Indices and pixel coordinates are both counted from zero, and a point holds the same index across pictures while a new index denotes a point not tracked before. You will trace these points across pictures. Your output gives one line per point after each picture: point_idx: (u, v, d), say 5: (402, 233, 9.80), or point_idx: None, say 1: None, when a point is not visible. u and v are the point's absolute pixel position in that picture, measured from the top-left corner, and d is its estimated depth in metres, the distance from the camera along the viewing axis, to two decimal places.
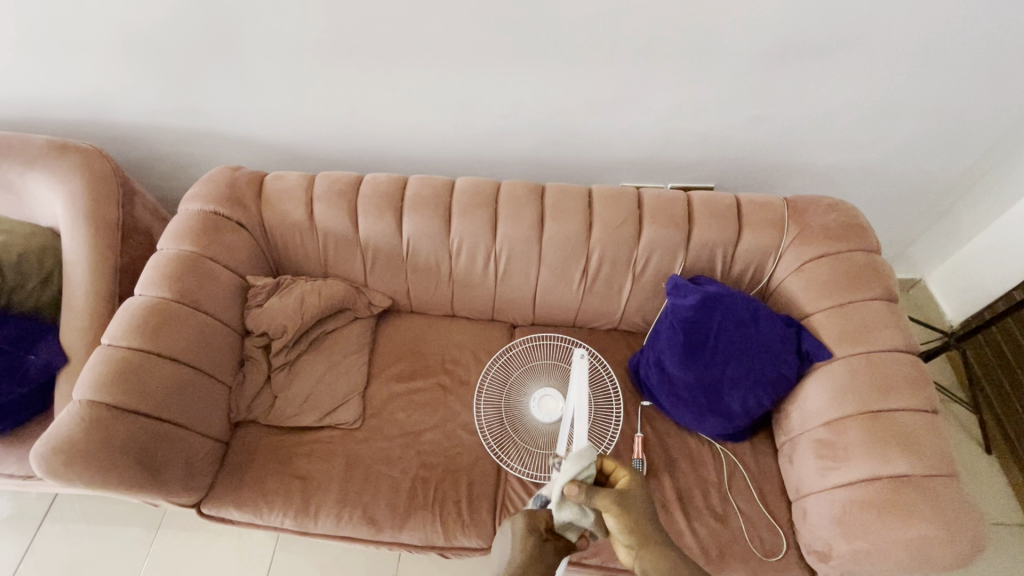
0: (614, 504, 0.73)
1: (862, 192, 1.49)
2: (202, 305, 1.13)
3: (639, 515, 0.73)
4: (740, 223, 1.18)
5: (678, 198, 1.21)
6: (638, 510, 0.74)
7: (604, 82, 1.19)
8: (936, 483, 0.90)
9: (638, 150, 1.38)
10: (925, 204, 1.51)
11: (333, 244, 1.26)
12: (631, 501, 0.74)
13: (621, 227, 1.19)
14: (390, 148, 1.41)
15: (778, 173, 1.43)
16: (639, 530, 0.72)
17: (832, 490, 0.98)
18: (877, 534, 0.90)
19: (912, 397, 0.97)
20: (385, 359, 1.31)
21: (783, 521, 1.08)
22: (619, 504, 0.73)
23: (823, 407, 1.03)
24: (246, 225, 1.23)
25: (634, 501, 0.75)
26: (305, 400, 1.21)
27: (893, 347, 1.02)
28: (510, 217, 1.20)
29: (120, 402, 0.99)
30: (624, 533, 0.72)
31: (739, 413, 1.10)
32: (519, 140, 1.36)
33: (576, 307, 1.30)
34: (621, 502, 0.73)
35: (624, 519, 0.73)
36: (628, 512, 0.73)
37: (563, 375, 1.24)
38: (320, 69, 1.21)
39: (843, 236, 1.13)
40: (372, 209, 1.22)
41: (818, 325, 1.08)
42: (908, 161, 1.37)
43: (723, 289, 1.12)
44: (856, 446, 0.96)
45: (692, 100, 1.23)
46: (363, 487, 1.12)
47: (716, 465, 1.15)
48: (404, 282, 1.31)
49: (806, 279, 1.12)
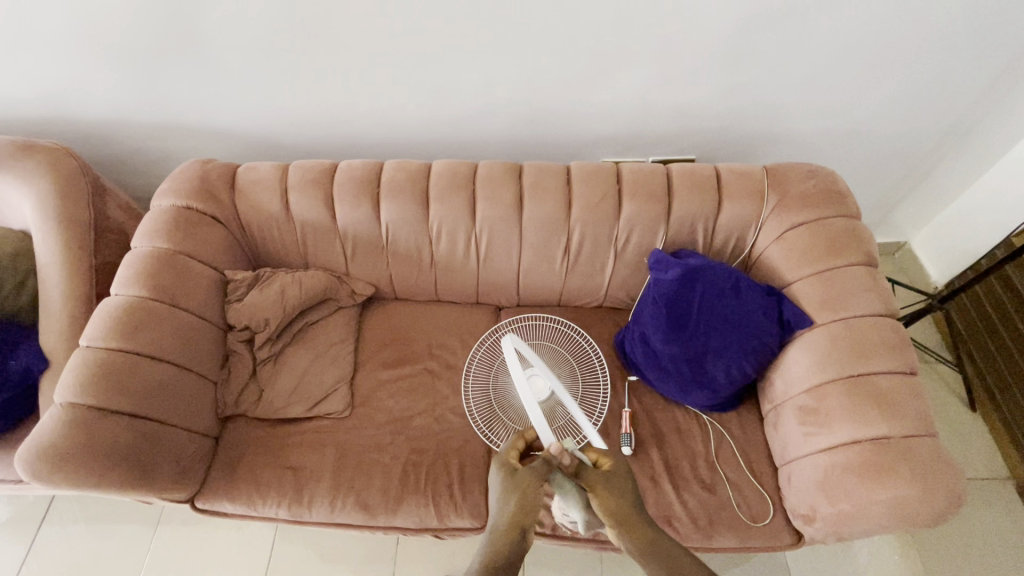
0: (599, 485, 0.78)
1: (845, 156, 1.48)
2: (180, 301, 1.12)
3: (625, 492, 0.78)
4: (719, 195, 1.17)
5: (658, 172, 1.20)
6: (622, 494, 0.77)
7: (578, 56, 1.17)
8: (915, 443, 0.91)
9: (616, 125, 1.36)
10: (908, 166, 1.51)
11: (311, 234, 1.25)
12: (617, 482, 0.79)
13: (600, 204, 1.18)
14: (366, 133, 1.39)
15: (759, 142, 1.42)
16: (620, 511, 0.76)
17: (815, 454, 0.99)
18: (859, 495, 0.91)
19: (891, 360, 0.98)
20: (372, 347, 1.31)
21: (770, 487, 1.10)
22: (603, 485, 0.78)
23: (805, 373, 1.04)
24: (220, 218, 1.22)
25: (620, 484, 0.79)
26: (292, 391, 1.21)
27: (873, 312, 1.02)
28: (488, 199, 1.19)
29: (103, 404, 0.98)
30: (608, 509, 0.76)
31: (723, 383, 1.11)
32: (496, 120, 1.34)
33: (561, 286, 1.30)
34: (605, 483, 0.78)
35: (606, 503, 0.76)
36: (612, 497, 0.77)
37: (550, 355, 1.24)
38: (288, 54, 1.17)
39: (822, 202, 1.12)
40: (349, 196, 1.20)
41: (799, 293, 1.09)
42: (889, 123, 1.36)
43: (703, 262, 1.12)
44: (837, 410, 0.97)
45: (669, 71, 1.21)
46: (355, 473, 1.13)
47: (704, 436, 1.16)
48: (386, 270, 1.30)
49: (787, 248, 1.12)
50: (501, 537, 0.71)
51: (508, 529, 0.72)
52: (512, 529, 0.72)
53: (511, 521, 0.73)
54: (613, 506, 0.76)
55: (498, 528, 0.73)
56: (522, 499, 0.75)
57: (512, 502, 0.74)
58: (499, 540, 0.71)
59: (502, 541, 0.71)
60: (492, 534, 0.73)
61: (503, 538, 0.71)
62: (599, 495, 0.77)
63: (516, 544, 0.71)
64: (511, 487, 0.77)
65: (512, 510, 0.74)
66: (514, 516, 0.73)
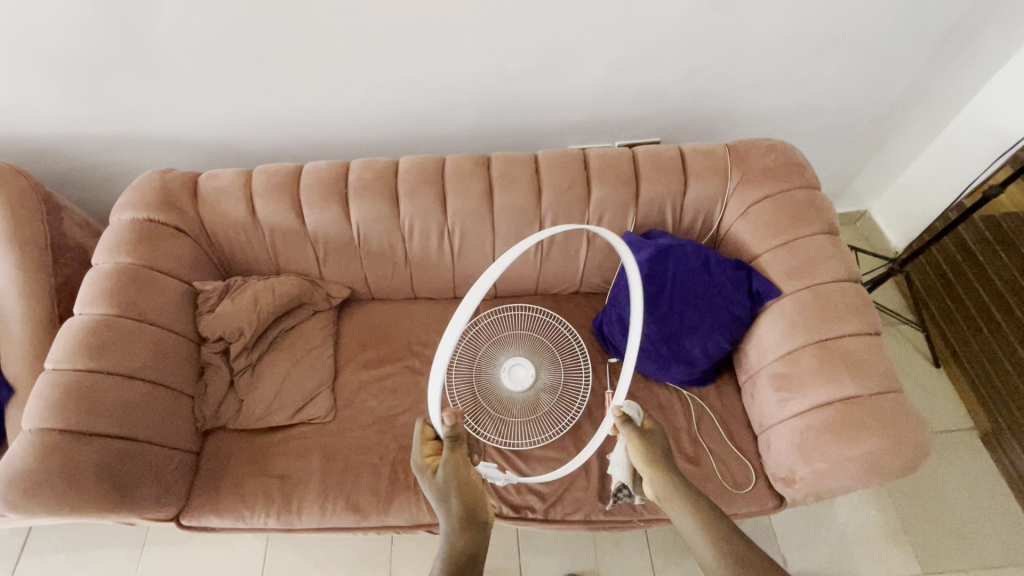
0: (637, 433, 0.87)
1: (803, 131, 1.52)
2: (149, 316, 1.09)
3: (659, 445, 0.86)
4: (684, 175, 1.19)
5: (623, 155, 1.22)
6: (657, 444, 0.86)
7: (537, 45, 1.18)
8: (882, 399, 0.95)
9: (581, 112, 1.37)
10: (862, 137, 1.56)
11: (280, 239, 1.23)
12: (653, 434, 0.88)
13: (570, 190, 1.19)
14: (330, 133, 1.37)
15: (720, 121, 1.45)
16: (653, 457, 0.84)
17: (791, 419, 1.03)
18: (833, 453, 0.95)
19: (857, 322, 1.02)
20: (352, 349, 1.30)
21: (751, 455, 1.13)
22: (642, 434, 0.87)
23: (777, 341, 1.07)
24: (184, 229, 1.19)
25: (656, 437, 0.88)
26: (273, 399, 1.19)
27: (837, 278, 1.06)
28: (458, 192, 1.19)
29: (76, 426, 0.95)
30: (643, 460, 0.85)
31: (701, 358, 1.14)
32: (460, 114, 1.34)
33: (537, 275, 1.31)
34: (643, 433, 0.87)
35: (641, 448, 0.86)
36: (647, 444, 0.86)
37: (532, 343, 1.25)
38: (242, 55, 1.15)
39: (782, 175, 1.16)
40: (317, 198, 1.19)
41: (766, 265, 1.12)
42: (842, 95, 1.40)
43: (673, 240, 1.15)
44: (809, 374, 1.01)
45: (627, 55, 1.22)
46: (344, 476, 1.13)
47: (685, 411, 1.19)
48: (361, 270, 1.29)
49: (752, 222, 1.15)
50: (458, 533, 0.73)
51: (460, 528, 0.74)
52: (468, 522, 0.75)
53: (461, 514, 0.75)
54: (647, 452, 0.85)
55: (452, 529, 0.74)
56: (457, 485, 0.77)
57: (454, 495, 0.76)
58: (458, 535, 0.73)
59: (464, 539, 0.72)
60: (451, 532, 0.74)
61: (463, 534, 0.73)
62: (636, 441, 0.86)
63: (474, 531, 0.74)
64: (440, 490, 0.78)
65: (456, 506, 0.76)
66: (463, 508, 0.75)
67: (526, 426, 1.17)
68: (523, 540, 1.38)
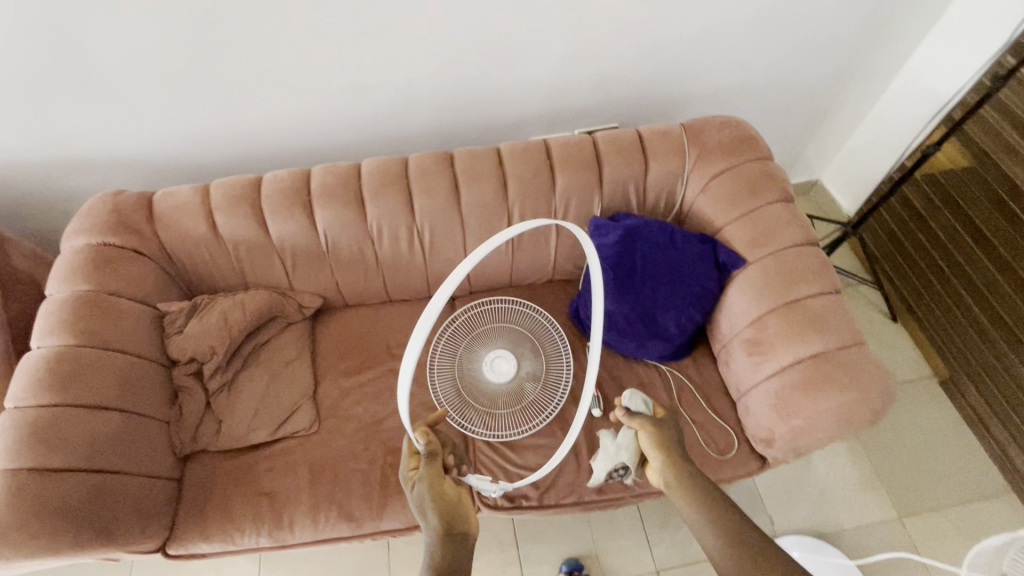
0: (651, 424, 0.88)
1: (753, 106, 1.57)
2: (114, 343, 1.05)
3: (672, 436, 0.88)
4: (645, 156, 1.22)
5: (584, 142, 1.24)
6: (670, 435, 0.88)
7: (490, 39, 1.18)
8: (847, 352, 1.00)
9: (539, 102, 1.38)
10: (808, 109, 1.63)
11: (245, 253, 1.20)
12: (666, 425, 0.89)
13: (535, 180, 1.20)
14: (287, 141, 1.34)
15: (674, 102, 1.49)
16: (665, 447, 0.86)
17: (766, 381, 1.07)
18: (807, 408, 0.99)
19: (819, 283, 1.06)
20: (330, 358, 1.28)
21: (731, 422, 1.17)
22: (655, 424, 0.88)
23: (746, 308, 1.11)
24: (143, 250, 1.15)
25: (669, 428, 0.89)
26: (253, 417, 1.17)
27: (796, 242, 1.11)
28: (424, 190, 1.19)
29: (47, 463, 0.91)
30: (657, 450, 0.86)
31: (676, 332, 1.17)
32: (419, 113, 1.33)
33: (510, 267, 1.32)
34: (656, 424, 0.89)
35: (654, 438, 0.87)
36: (660, 434, 0.88)
37: (511, 334, 1.26)
38: (188, 67, 1.12)
39: (736, 149, 1.20)
40: (280, 208, 1.17)
41: (729, 236, 1.16)
42: (786, 70, 1.46)
43: (640, 220, 1.18)
44: (778, 336, 1.05)
45: (579, 43, 1.24)
46: (334, 486, 1.11)
47: (665, 386, 1.22)
48: (332, 277, 1.27)
49: (713, 196, 1.19)
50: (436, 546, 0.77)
51: (436, 542, 0.77)
52: (445, 535, 0.78)
53: (437, 529, 0.78)
54: (661, 445, 0.86)
55: (431, 542, 0.78)
56: (432, 499, 0.80)
57: (430, 511, 0.79)
58: (437, 546, 0.77)
59: (442, 549, 0.76)
60: (430, 545, 0.78)
61: (440, 547, 0.77)
62: (648, 430, 0.88)
63: (450, 544, 0.77)
64: (419, 504, 0.81)
65: (433, 521, 0.79)
66: (440, 520, 0.79)
67: (513, 417, 1.18)
68: (520, 530, 1.39)
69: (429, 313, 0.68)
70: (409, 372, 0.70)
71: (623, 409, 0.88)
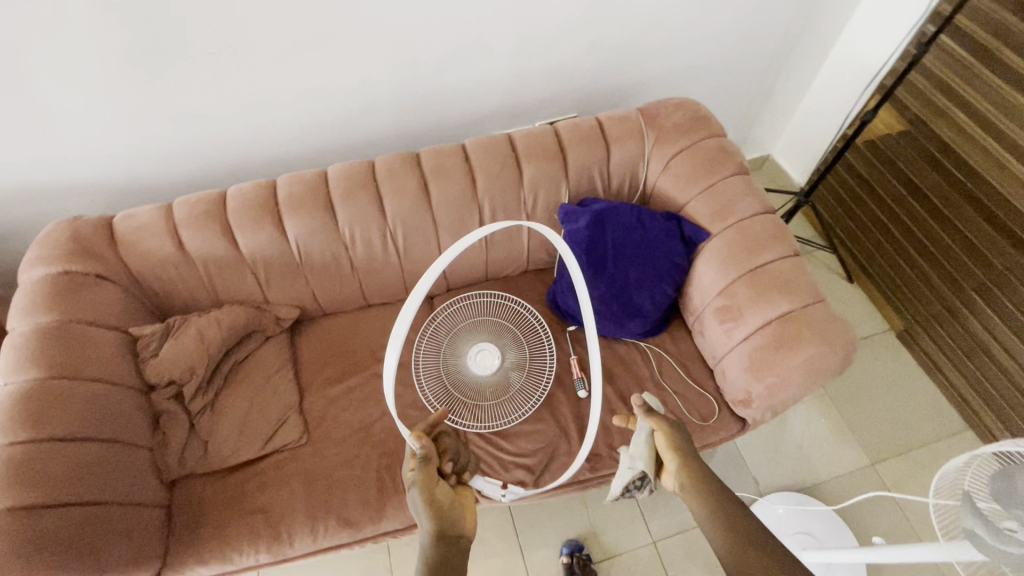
0: (667, 424, 0.85)
1: (702, 88, 1.64)
2: (88, 372, 1.02)
3: (687, 437, 0.85)
4: (606, 142, 1.26)
5: (546, 132, 1.27)
6: (685, 435, 0.85)
7: (446, 38, 1.20)
8: (811, 310, 1.06)
9: (498, 98, 1.41)
10: (754, 88, 1.71)
11: (216, 269, 1.18)
12: (680, 426, 0.86)
13: (502, 173, 1.23)
14: (247, 154, 1.32)
15: (628, 89, 1.54)
16: (682, 448, 0.82)
17: (739, 345, 1.12)
18: (780, 366, 1.05)
19: (779, 247, 1.12)
20: (313, 368, 1.27)
21: (711, 389, 1.22)
22: (670, 423, 0.85)
23: (714, 278, 1.16)
24: (108, 275, 1.12)
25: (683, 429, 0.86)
26: (240, 434, 1.15)
27: (755, 212, 1.16)
28: (394, 192, 1.20)
29: (29, 500, 0.88)
30: (671, 451, 0.83)
31: (651, 308, 1.22)
32: (380, 116, 1.34)
33: (485, 261, 1.33)
34: (671, 424, 0.85)
35: (670, 439, 0.83)
36: (676, 434, 0.84)
37: (492, 327, 1.29)
38: (138, 84, 1.09)
39: (691, 129, 1.25)
40: (248, 221, 1.15)
41: (693, 212, 1.21)
42: (730, 51, 1.53)
43: (607, 204, 1.22)
44: (747, 301, 1.10)
45: (532, 37, 1.27)
46: (330, 494, 1.11)
47: (646, 361, 1.26)
48: (307, 287, 1.27)
49: (674, 175, 1.24)
50: (429, 548, 0.73)
51: (429, 543, 0.73)
52: (438, 536, 0.74)
53: (430, 531, 0.74)
54: (676, 446, 0.82)
55: (425, 544, 0.74)
56: (425, 501, 0.77)
57: (423, 511, 0.76)
58: (429, 549, 0.73)
59: (432, 551, 0.72)
60: (424, 547, 0.74)
61: (433, 547, 0.73)
62: (663, 430, 0.84)
63: (442, 547, 0.73)
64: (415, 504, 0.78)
65: (427, 523, 0.75)
66: (431, 522, 0.75)
67: (502, 406, 1.20)
68: (519, 519, 1.41)
69: (415, 293, 0.85)
70: (392, 353, 0.82)
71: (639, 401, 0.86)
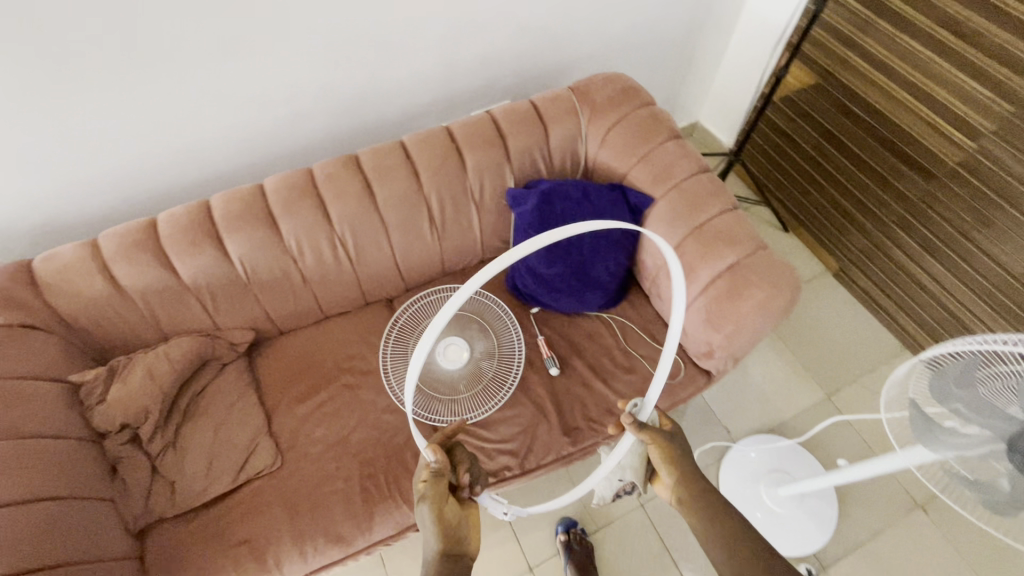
0: (660, 438, 0.84)
1: (627, 62, 1.68)
2: (28, 429, 0.94)
3: (680, 449, 0.84)
4: (542, 123, 1.28)
5: (483, 120, 1.27)
6: (677, 449, 0.84)
7: (368, 35, 1.18)
8: (755, 257, 1.12)
9: (430, 92, 1.40)
10: (675, 59, 1.77)
11: (158, 301, 1.12)
12: (674, 439, 0.85)
13: (445, 165, 1.22)
14: (174, 177, 1.25)
15: (556, 70, 1.56)
16: (675, 463, 0.82)
17: (694, 301, 1.17)
18: (734, 314, 1.10)
19: (718, 203, 1.17)
20: (277, 389, 1.22)
21: (675, 347, 1.27)
22: (663, 437, 0.84)
23: (663, 241, 1.20)
24: (37, 324, 1.04)
25: (677, 440, 0.85)
26: (208, 468, 1.10)
27: (692, 172, 1.21)
28: (338, 198, 1.17)
29: None
30: (666, 467, 0.82)
31: (607, 279, 1.25)
32: (311, 122, 1.30)
33: (440, 255, 1.32)
34: (665, 438, 0.84)
35: (662, 454, 0.83)
36: (669, 449, 0.83)
37: (456, 320, 1.28)
38: (40, 116, 1.01)
39: (622, 101, 1.29)
40: (186, 246, 1.10)
41: (634, 180, 1.25)
42: (648, 24, 1.58)
43: (552, 183, 1.24)
44: (696, 258, 1.15)
45: (456, 27, 1.27)
46: (315, 512, 1.08)
47: (610, 331, 1.30)
48: (259, 307, 1.22)
49: (612, 147, 1.27)
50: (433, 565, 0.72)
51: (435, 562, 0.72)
52: (445, 555, 0.73)
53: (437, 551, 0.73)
54: (668, 461, 0.82)
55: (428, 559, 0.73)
56: (435, 520, 0.74)
57: (432, 530, 0.73)
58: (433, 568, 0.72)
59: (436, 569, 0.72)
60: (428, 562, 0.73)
61: (436, 566, 0.72)
62: (655, 443, 0.84)
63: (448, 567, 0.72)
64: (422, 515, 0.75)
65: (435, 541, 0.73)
66: (439, 541, 0.72)
67: (477, 396, 1.20)
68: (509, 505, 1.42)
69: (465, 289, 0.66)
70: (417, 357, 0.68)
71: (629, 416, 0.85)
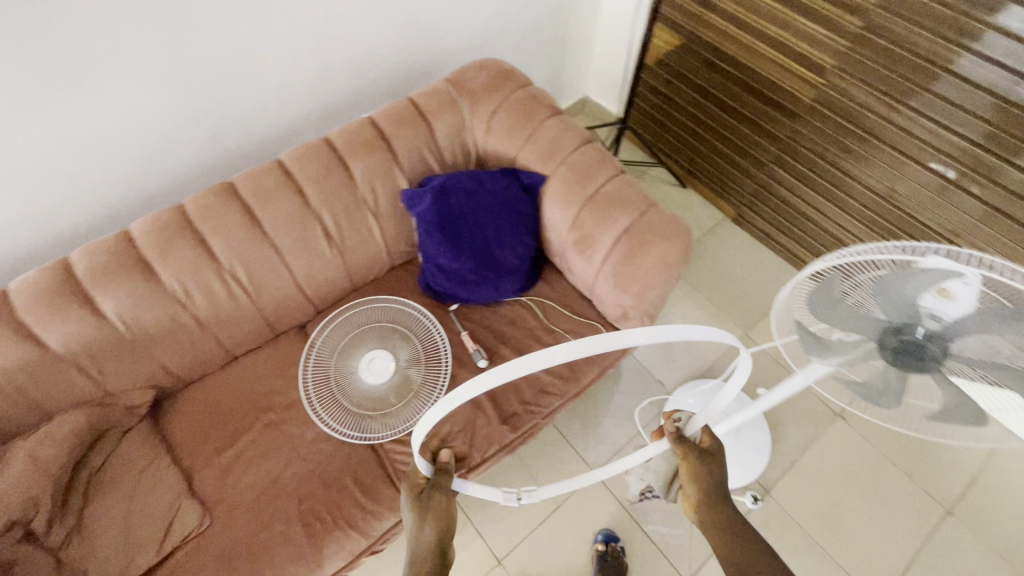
0: (697, 461, 0.85)
1: (503, 47, 1.69)
2: None
3: (713, 475, 0.84)
4: (425, 119, 1.26)
5: (362, 124, 1.23)
6: (711, 474, 0.84)
7: (217, 53, 1.11)
8: (649, 216, 1.16)
9: (303, 104, 1.33)
10: (551, 38, 1.80)
11: (29, 379, 1.01)
12: (712, 464, 0.85)
13: (330, 178, 1.17)
14: (23, 239, 1.12)
15: (433, 64, 1.53)
16: (703, 486, 0.84)
17: (601, 268, 1.20)
18: (639, 273, 1.14)
19: (606, 169, 1.21)
20: (193, 444, 1.13)
21: (595, 316, 1.30)
22: (699, 460, 0.85)
23: (562, 216, 1.22)
24: None
25: (715, 462, 0.85)
26: (124, 547, 1.00)
27: (578, 144, 1.24)
28: (218, 230, 1.10)
29: None
30: (692, 486, 0.84)
31: (518, 262, 1.25)
32: (175, 155, 1.21)
33: (346, 269, 1.26)
34: (703, 462, 0.85)
35: (693, 474, 0.85)
36: (699, 472, 0.84)
37: (374, 332, 1.24)
38: None
39: (500, 85, 1.29)
40: (48, 313, 1.00)
41: (525, 161, 1.26)
42: (515, 8, 1.59)
43: (444, 177, 1.22)
44: (594, 227, 1.18)
45: (314, 33, 1.21)
46: (257, 562, 1.01)
47: (532, 313, 1.31)
48: (154, 361, 1.12)
49: (498, 132, 1.27)
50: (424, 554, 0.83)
51: (430, 550, 0.83)
52: (439, 544, 0.84)
53: (433, 541, 0.83)
54: (697, 484, 0.84)
55: (420, 548, 0.84)
56: (433, 514, 0.85)
57: (428, 522, 0.85)
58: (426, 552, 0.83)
59: (433, 555, 0.82)
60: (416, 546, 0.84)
61: (430, 551, 0.83)
62: (690, 461, 0.85)
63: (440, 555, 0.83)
64: (415, 508, 0.87)
65: (430, 533, 0.84)
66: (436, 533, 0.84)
67: (410, 404, 1.16)
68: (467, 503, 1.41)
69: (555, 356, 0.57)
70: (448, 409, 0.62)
71: (672, 430, 0.86)
